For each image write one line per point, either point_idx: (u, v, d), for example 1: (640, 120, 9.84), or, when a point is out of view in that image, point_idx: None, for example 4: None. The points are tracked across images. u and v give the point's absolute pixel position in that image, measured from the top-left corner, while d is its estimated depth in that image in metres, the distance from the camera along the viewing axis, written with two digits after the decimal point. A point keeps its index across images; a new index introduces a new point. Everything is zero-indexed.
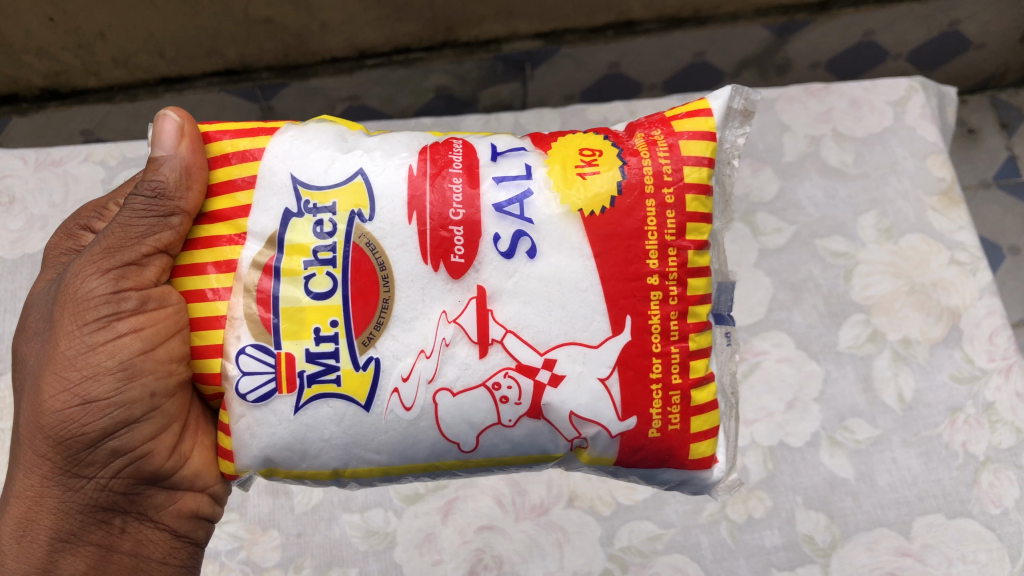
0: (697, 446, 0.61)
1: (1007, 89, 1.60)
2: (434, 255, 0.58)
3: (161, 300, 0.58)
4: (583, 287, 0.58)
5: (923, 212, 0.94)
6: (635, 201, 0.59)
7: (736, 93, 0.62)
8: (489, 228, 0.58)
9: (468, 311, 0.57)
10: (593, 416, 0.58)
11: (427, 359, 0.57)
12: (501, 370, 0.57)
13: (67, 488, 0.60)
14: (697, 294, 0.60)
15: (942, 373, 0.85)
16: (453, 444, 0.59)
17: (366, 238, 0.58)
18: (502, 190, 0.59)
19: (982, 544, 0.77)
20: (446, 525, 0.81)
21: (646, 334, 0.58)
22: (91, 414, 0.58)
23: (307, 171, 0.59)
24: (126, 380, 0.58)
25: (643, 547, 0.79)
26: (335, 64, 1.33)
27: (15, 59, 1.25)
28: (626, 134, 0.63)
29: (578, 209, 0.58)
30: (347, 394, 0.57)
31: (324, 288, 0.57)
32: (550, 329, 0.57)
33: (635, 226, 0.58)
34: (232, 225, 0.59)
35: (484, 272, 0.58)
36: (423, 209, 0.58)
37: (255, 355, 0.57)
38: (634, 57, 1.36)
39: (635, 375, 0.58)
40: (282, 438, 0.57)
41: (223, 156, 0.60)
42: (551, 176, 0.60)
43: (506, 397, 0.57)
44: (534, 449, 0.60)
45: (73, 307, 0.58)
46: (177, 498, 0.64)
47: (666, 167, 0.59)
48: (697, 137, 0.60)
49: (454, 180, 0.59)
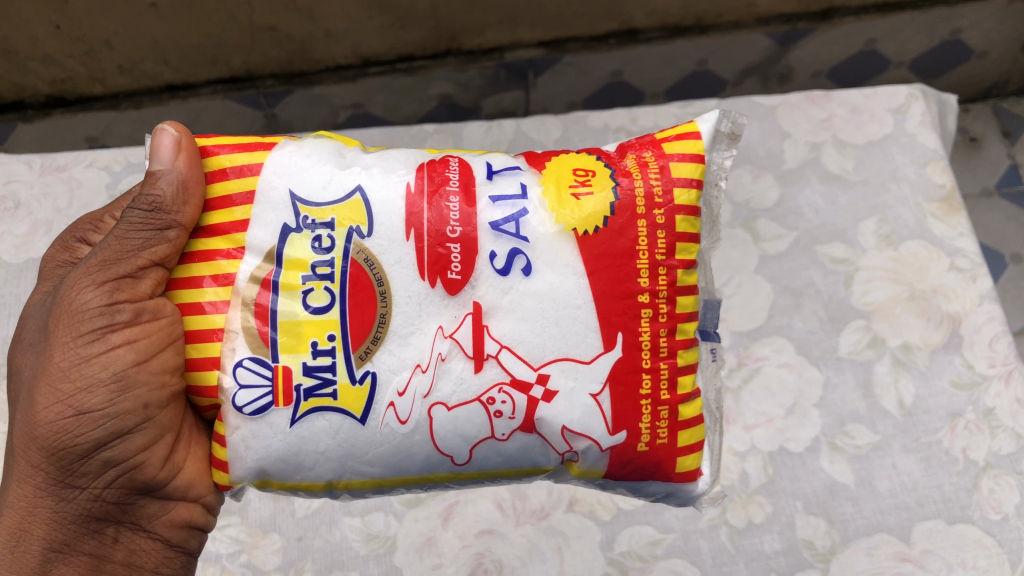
0: (684, 459, 0.61)
1: (1009, 98, 1.61)
2: (432, 271, 0.58)
3: (154, 312, 0.58)
4: (576, 304, 0.58)
5: (923, 218, 0.95)
6: (627, 221, 0.60)
7: (723, 117, 0.64)
8: (486, 245, 0.59)
9: (464, 326, 0.58)
10: (585, 431, 0.58)
11: (423, 373, 0.57)
12: (496, 386, 0.57)
13: (61, 499, 0.60)
14: (686, 311, 0.62)
15: (941, 379, 0.85)
16: (447, 457, 0.59)
17: (365, 254, 0.58)
18: (498, 208, 0.60)
19: (983, 550, 0.77)
20: (446, 530, 0.81)
21: (636, 350, 0.59)
22: (85, 425, 0.58)
23: (305, 187, 0.60)
24: (120, 391, 0.58)
25: (643, 552, 0.79)
26: (339, 72, 1.34)
27: (21, 66, 1.26)
28: (618, 155, 0.64)
29: (572, 228, 0.59)
30: (343, 407, 0.57)
31: (322, 303, 0.58)
32: (544, 345, 0.58)
33: (627, 245, 0.59)
34: (230, 239, 0.59)
35: (480, 288, 0.58)
36: (420, 226, 0.59)
37: (252, 368, 0.57)
38: (637, 65, 1.37)
39: (625, 391, 0.59)
40: (278, 450, 0.58)
41: (221, 171, 0.61)
42: (546, 196, 0.60)
43: (500, 411, 0.58)
44: (527, 461, 0.60)
45: (68, 318, 0.59)
46: (170, 508, 0.65)
47: (656, 188, 0.60)
48: (686, 158, 0.61)
49: (451, 199, 0.60)
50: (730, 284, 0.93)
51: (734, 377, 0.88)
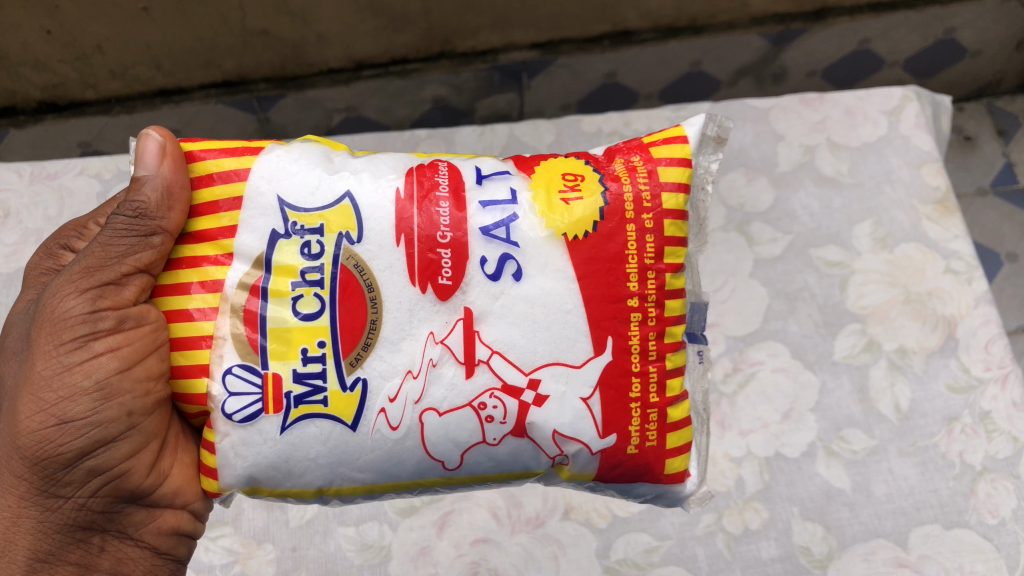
0: (673, 461, 0.61)
1: (1003, 97, 1.61)
2: (422, 276, 0.58)
3: (138, 320, 0.57)
4: (567, 309, 0.58)
5: (918, 221, 0.94)
6: (616, 225, 0.59)
7: (710, 120, 0.64)
8: (477, 251, 0.58)
9: (454, 331, 0.57)
10: (576, 434, 0.58)
11: (414, 379, 0.57)
12: (487, 391, 0.57)
13: (44, 508, 0.60)
14: (674, 315, 0.61)
15: (938, 383, 0.85)
16: (439, 462, 0.59)
17: (355, 259, 0.58)
18: (488, 214, 0.59)
19: (980, 554, 0.77)
20: (441, 539, 0.80)
21: (626, 354, 0.59)
22: (68, 434, 0.57)
23: (294, 193, 0.59)
24: (103, 400, 0.57)
25: (639, 560, 0.79)
26: (333, 74, 1.34)
27: (13, 71, 1.25)
28: (606, 159, 0.64)
29: (562, 232, 0.59)
30: (334, 414, 0.57)
31: (312, 309, 0.57)
32: (535, 350, 0.57)
33: (617, 250, 0.59)
34: (218, 245, 0.59)
35: (471, 293, 0.58)
36: (410, 231, 0.58)
37: (242, 375, 0.56)
38: (631, 66, 1.37)
39: (615, 395, 0.59)
40: (268, 457, 0.57)
41: (208, 175, 0.60)
42: (536, 200, 0.60)
43: (492, 416, 0.57)
44: (518, 465, 0.60)
45: (50, 327, 0.58)
46: (157, 515, 0.64)
47: (645, 192, 0.60)
48: (674, 162, 0.61)
49: (440, 203, 0.59)
50: (725, 289, 0.93)
51: (729, 382, 0.87)
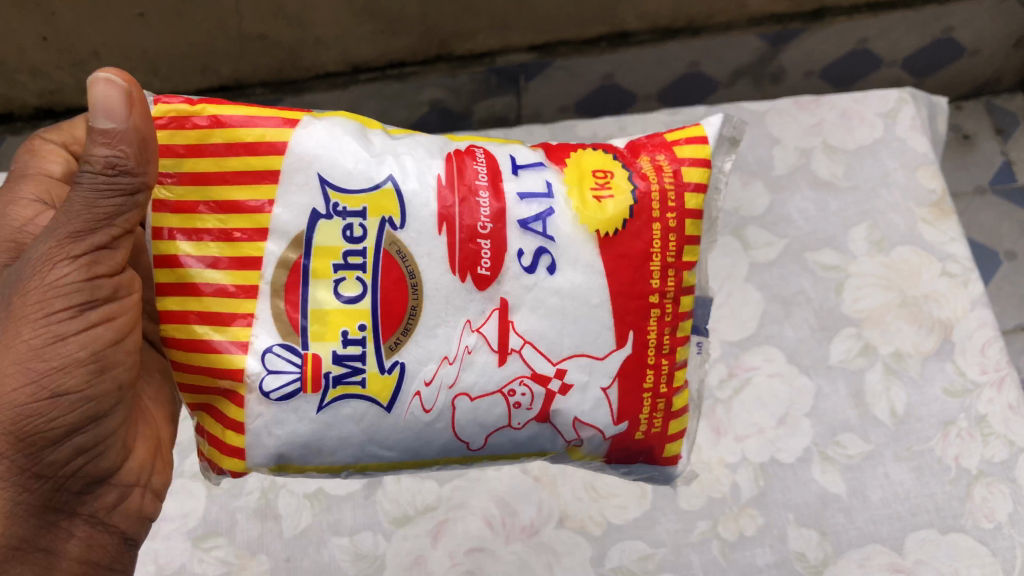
0: (670, 445, 0.67)
1: (1002, 95, 1.61)
2: (463, 265, 0.60)
3: (129, 290, 0.61)
4: (595, 302, 0.61)
5: (915, 224, 0.94)
6: (643, 224, 0.63)
7: (727, 122, 0.68)
8: (514, 243, 0.61)
9: (490, 320, 0.60)
10: (593, 421, 0.63)
11: (451, 365, 0.59)
12: (518, 379, 0.60)
13: (22, 491, 0.58)
14: (689, 309, 0.66)
15: (934, 387, 0.85)
16: (464, 443, 0.62)
17: (397, 245, 0.59)
18: (526, 206, 0.62)
19: (976, 559, 0.76)
20: (435, 548, 0.79)
21: (645, 346, 0.63)
22: (59, 408, 0.57)
23: (336, 172, 0.59)
24: (96, 372, 0.58)
25: (634, 567, 0.78)
26: (330, 79, 1.34)
27: (9, 78, 1.25)
28: (631, 155, 0.67)
29: (594, 229, 0.62)
30: (371, 396, 0.59)
31: (354, 292, 0.59)
32: (562, 341, 0.61)
33: (643, 248, 0.63)
34: (252, 220, 0.58)
35: (506, 284, 0.60)
36: (452, 219, 0.60)
37: (282, 354, 0.57)
38: (627, 68, 1.37)
39: (632, 384, 0.63)
40: (302, 435, 0.59)
41: (240, 144, 0.59)
42: (569, 195, 0.63)
43: (520, 403, 0.61)
44: (535, 447, 0.64)
45: (31, 296, 0.56)
46: (121, 498, 0.66)
47: (671, 192, 0.64)
48: (697, 164, 0.65)
49: (482, 194, 0.61)
50: (720, 294, 0.93)
51: (725, 388, 0.87)
